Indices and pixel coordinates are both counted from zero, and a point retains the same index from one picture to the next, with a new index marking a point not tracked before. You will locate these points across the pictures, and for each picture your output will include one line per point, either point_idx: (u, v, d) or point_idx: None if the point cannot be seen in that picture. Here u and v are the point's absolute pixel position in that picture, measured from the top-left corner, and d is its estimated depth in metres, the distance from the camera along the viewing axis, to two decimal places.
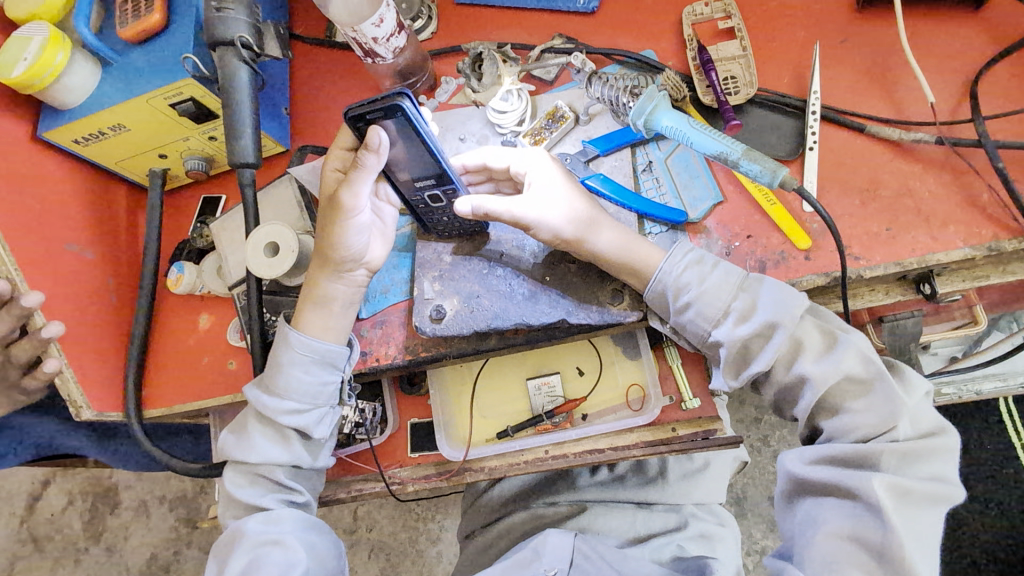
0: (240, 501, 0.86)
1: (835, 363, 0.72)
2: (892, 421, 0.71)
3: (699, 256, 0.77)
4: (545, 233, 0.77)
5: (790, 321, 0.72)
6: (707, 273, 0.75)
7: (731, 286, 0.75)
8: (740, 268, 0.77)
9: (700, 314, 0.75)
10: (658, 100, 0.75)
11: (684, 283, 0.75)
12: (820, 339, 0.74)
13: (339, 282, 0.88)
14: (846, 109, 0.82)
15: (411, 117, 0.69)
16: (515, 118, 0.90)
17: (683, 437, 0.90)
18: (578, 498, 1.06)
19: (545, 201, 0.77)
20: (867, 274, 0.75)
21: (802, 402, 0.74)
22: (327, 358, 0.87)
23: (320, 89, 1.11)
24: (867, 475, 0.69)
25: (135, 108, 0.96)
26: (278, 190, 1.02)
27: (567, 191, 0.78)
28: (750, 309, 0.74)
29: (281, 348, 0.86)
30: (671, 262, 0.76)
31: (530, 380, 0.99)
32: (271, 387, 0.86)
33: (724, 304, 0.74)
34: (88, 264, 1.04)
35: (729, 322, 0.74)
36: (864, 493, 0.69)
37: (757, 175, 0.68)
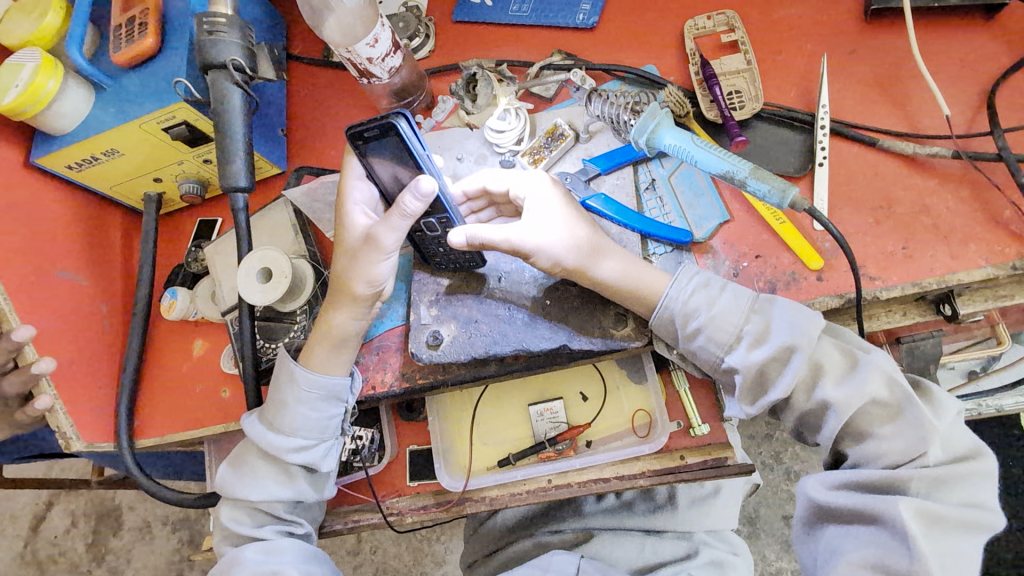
0: (237, 532, 0.83)
1: (858, 388, 0.67)
2: (921, 447, 0.67)
3: (706, 278, 0.74)
4: (546, 259, 0.74)
5: (808, 343, 0.68)
6: (715, 296, 0.72)
7: (742, 309, 0.71)
8: (749, 289, 0.74)
9: (712, 339, 0.72)
10: (661, 118, 0.72)
11: (693, 309, 0.72)
12: (840, 361, 0.70)
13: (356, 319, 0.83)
14: (856, 122, 0.79)
15: (406, 137, 0.67)
16: (514, 138, 0.88)
17: (693, 465, 0.86)
18: (584, 525, 1.02)
19: (546, 227, 0.73)
20: (883, 295, 0.71)
21: (825, 428, 0.70)
22: (335, 394, 0.84)
23: (318, 109, 1.10)
24: (892, 498, 0.65)
25: (129, 133, 0.95)
26: (273, 213, 1.00)
27: (567, 218, 0.75)
28: (763, 333, 0.70)
29: (286, 387, 0.83)
30: (677, 287, 0.73)
31: (531, 406, 0.95)
32: (276, 425, 0.83)
33: (736, 327, 0.71)
34: (82, 291, 1.02)
35: (743, 347, 0.70)
36: (890, 519, 0.65)
37: (766, 195, 0.65)
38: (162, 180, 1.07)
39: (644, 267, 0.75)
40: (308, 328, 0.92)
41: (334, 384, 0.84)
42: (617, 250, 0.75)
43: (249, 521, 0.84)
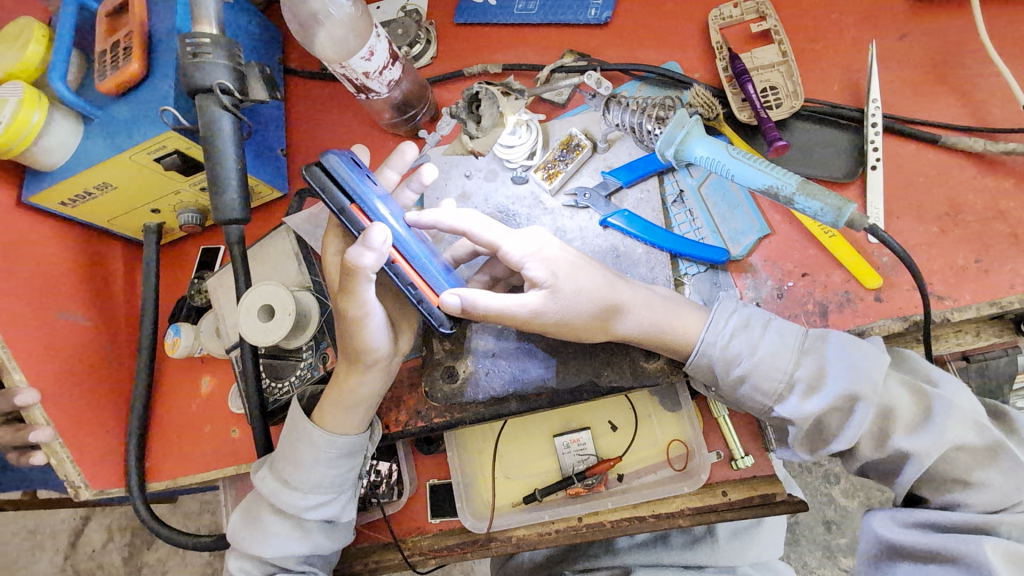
0: None
1: (936, 438, 0.59)
2: (1017, 496, 0.60)
3: (746, 317, 0.65)
4: (574, 324, 0.65)
5: (872, 391, 0.60)
6: (757, 339, 0.64)
7: (791, 350, 0.63)
8: (798, 325, 0.65)
9: (758, 388, 0.64)
10: (690, 127, 0.64)
11: (733, 355, 0.64)
12: (910, 405, 0.62)
13: (366, 379, 0.76)
14: (913, 117, 0.70)
15: (343, 171, 0.63)
16: (525, 152, 0.80)
17: (736, 503, 0.78)
18: (619, 563, 0.96)
19: (568, 291, 0.63)
20: (955, 316, 0.63)
21: (903, 476, 0.62)
22: (354, 449, 0.79)
23: (317, 125, 1.04)
24: (977, 537, 0.58)
25: (120, 165, 0.90)
26: (275, 242, 0.94)
27: (579, 274, 0.64)
28: (818, 379, 0.62)
29: (302, 445, 0.77)
30: (713, 330, 0.65)
31: (556, 437, 0.87)
32: (293, 483, 0.77)
33: (786, 374, 0.63)
34: (84, 331, 0.98)
35: (795, 396, 0.62)
36: (975, 561, 0.57)
37: (818, 213, 0.57)
38: (160, 211, 1.02)
39: (675, 311, 0.66)
40: (314, 365, 0.87)
41: (352, 442, 0.78)
42: (642, 296, 0.66)
43: (258, 571, 0.79)
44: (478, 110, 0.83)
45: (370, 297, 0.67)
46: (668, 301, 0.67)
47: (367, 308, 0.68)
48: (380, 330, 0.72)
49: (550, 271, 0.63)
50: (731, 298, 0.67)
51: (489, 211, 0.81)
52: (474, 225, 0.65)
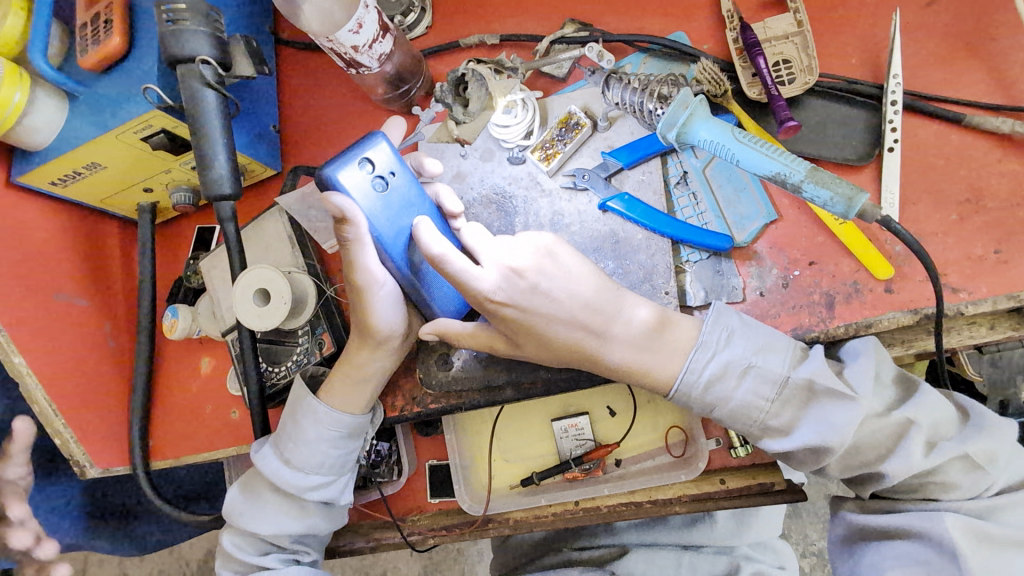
0: (241, 560, 0.79)
1: (906, 464, 0.57)
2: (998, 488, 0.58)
3: (723, 366, 0.61)
4: (549, 357, 0.64)
5: (842, 445, 0.57)
6: (732, 389, 0.61)
7: (766, 398, 0.60)
8: (780, 367, 0.60)
9: (731, 430, 0.63)
10: (695, 107, 0.59)
11: (707, 404, 0.62)
12: (883, 434, 0.58)
13: (376, 356, 0.75)
14: (936, 94, 0.65)
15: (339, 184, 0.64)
16: (521, 131, 0.77)
17: (734, 491, 0.77)
18: (618, 541, 0.96)
19: (542, 331, 0.62)
20: (969, 310, 0.60)
21: (868, 484, 0.61)
22: (357, 431, 0.78)
23: (310, 100, 1.00)
24: (936, 513, 0.57)
25: (107, 145, 0.87)
26: (268, 223, 0.92)
27: (541, 331, 0.62)
28: (790, 425, 0.60)
29: (308, 423, 0.77)
30: (687, 381, 0.62)
31: (555, 421, 0.86)
32: (292, 462, 0.77)
33: (760, 420, 0.61)
34: (82, 313, 0.98)
35: (767, 440, 0.61)
36: (936, 536, 0.57)
37: (828, 203, 0.54)
38: (153, 189, 1.00)
39: (648, 355, 0.62)
40: (310, 350, 0.86)
41: (354, 423, 0.78)
42: (621, 337, 0.62)
43: (253, 550, 0.80)
44: (465, 93, 0.82)
45: (371, 262, 0.66)
46: (652, 342, 0.62)
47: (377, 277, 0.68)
48: (391, 303, 0.71)
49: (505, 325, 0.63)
50: (709, 344, 0.61)
51: (485, 193, 0.78)
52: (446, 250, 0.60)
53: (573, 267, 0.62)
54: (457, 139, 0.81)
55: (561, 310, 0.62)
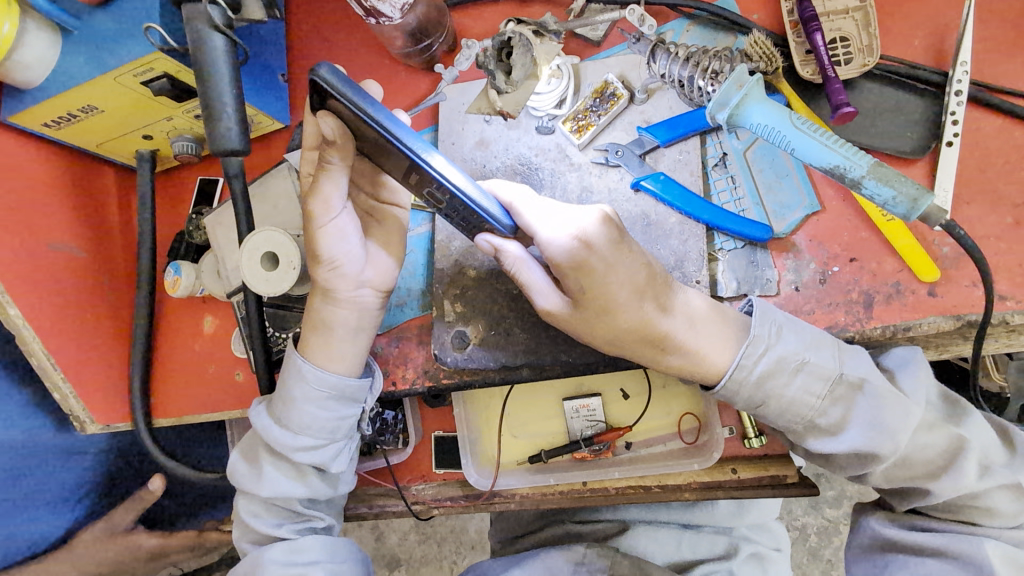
0: (257, 527, 0.78)
1: (955, 483, 0.57)
2: None
3: (779, 360, 0.58)
4: (605, 327, 0.59)
5: (891, 450, 0.57)
6: (785, 384, 0.58)
7: (816, 397, 0.58)
8: (835, 363, 0.58)
9: (776, 425, 0.61)
10: (750, 88, 0.55)
11: (758, 398, 0.60)
12: (934, 449, 0.58)
13: (339, 306, 0.72)
14: (1001, 86, 0.61)
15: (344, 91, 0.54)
16: (554, 100, 0.72)
17: (746, 482, 0.77)
18: (619, 516, 0.97)
19: (607, 295, 0.58)
20: (1015, 318, 0.58)
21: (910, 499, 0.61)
22: (346, 395, 0.74)
23: (322, 48, 0.93)
24: (980, 539, 0.58)
25: (104, 87, 0.81)
26: (277, 181, 0.87)
27: (611, 300, 0.58)
28: (838, 426, 0.59)
29: (292, 381, 0.73)
30: (741, 370, 0.59)
31: (566, 401, 0.85)
32: (283, 421, 0.74)
33: (809, 417, 0.59)
34: (79, 264, 0.94)
35: (812, 437, 0.59)
36: (975, 561, 0.57)
37: (888, 203, 0.51)
38: (153, 137, 0.94)
39: (706, 335, 0.59)
40: None
41: (342, 383, 0.74)
42: (680, 315, 0.59)
43: (265, 514, 0.78)
44: (509, 59, 0.73)
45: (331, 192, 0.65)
46: (711, 326, 0.60)
47: (333, 212, 0.66)
48: (346, 240, 0.68)
49: (576, 285, 0.57)
50: (762, 338, 0.58)
51: (509, 162, 0.74)
52: (523, 201, 0.60)
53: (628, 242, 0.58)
54: (500, 113, 0.75)
55: (635, 276, 0.58)
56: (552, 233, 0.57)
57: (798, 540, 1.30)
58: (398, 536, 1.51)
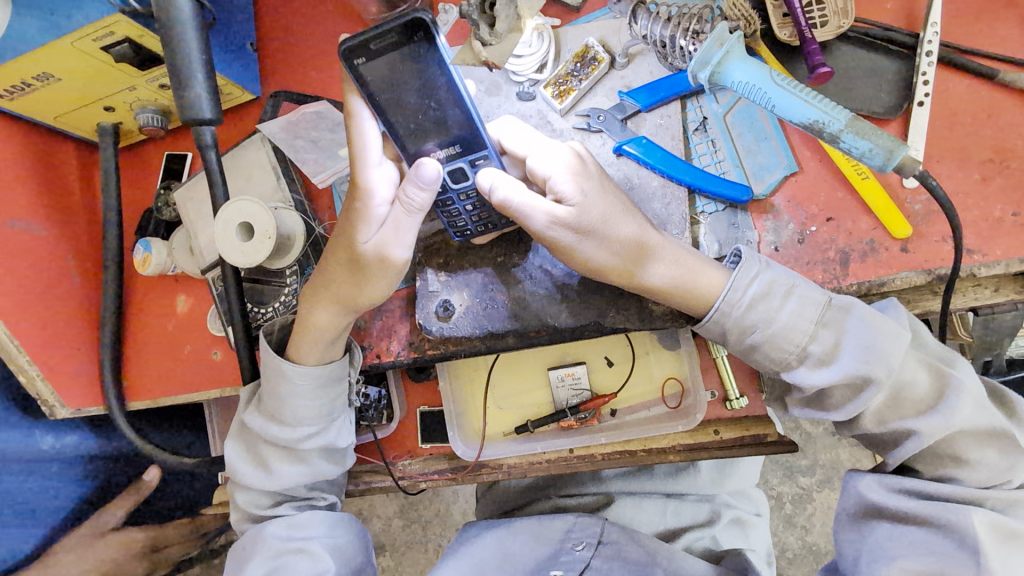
0: (259, 513, 0.77)
1: (944, 420, 0.57)
2: (1009, 475, 0.60)
3: (768, 285, 0.60)
4: (600, 245, 0.60)
5: (885, 374, 0.58)
6: (777, 309, 0.60)
7: (808, 322, 0.60)
8: (820, 291, 0.61)
9: (770, 356, 0.61)
10: (731, 45, 0.55)
11: (748, 325, 0.61)
12: (925, 388, 0.59)
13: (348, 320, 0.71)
14: (969, 47, 0.63)
15: (434, 34, 0.54)
16: (535, 64, 0.71)
17: (727, 442, 0.80)
18: (603, 490, 0.98)
19: (604, 210, 0.60)
20: (981, 272, 0.60)
21: (897, 451, 0.61)
22: (330, 379, 0.74)
23: (293, 16, 0.90)
24: (965, 508, 0.58)
25: (60, 53, 0.76)
26: (249, 153, 0.85)
27: (609, 209, 0.60)
28: (831, 354, 0.60)
29: (277, 380, 0.72)
30: (734, 292, 0.60)
31: (551, 370, 0.86)
32: (279, 417, 0.74)
33: (800, 344, 0.60)
34: (41, 244, 0.90)
35: (804, 367, 0.60)
36: (959, 529, 0.58)
37: (866, 155, 0.52)
38: (115, 109, 0.90)
39: (690, 262, 0.61)
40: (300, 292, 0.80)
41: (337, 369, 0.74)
42: (667, 240, 0.62)
43: (268, 501, 0.77)
44: None
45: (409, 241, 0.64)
46: (697, 256, 0.63)
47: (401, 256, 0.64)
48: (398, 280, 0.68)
49: (580, 184, 0.59)
50: (753, 262, 0.60)
51: None
52: (509, 134, 0.64)
53: (608, 180, 0.62)
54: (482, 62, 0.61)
55: (618, 196, 0.62)
56: (546, 158, 0.60)
57: (774, 508, 1.34)
58: (383, 521, 1.51)
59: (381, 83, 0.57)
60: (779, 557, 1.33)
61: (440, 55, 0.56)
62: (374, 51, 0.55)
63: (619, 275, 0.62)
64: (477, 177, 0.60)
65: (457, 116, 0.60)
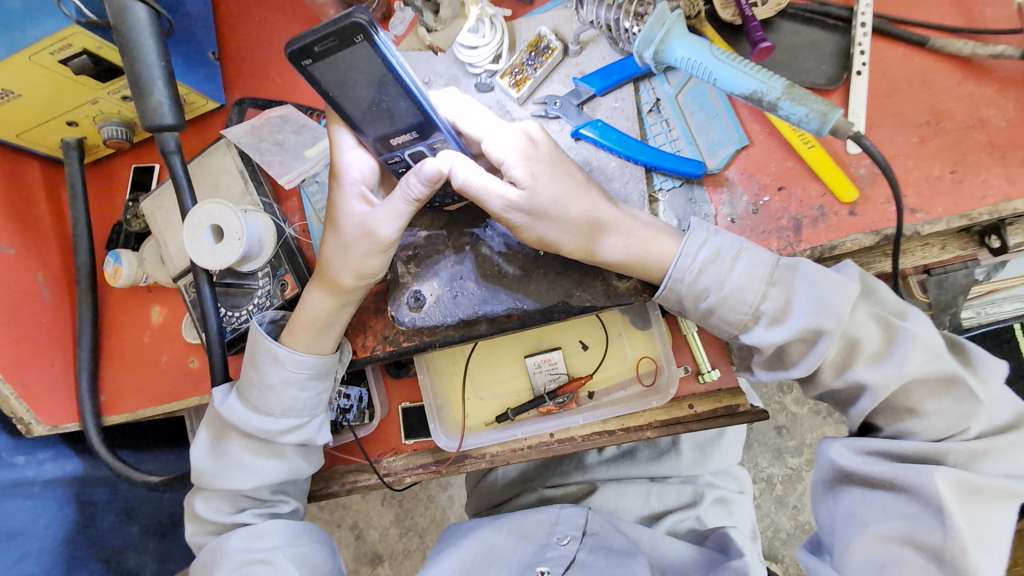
0: (216, 520, 0.77)
1: (895, 369, 0.60)
2: (965, 424, 0.60)
3: (717, 249, 0.63)
4: (558, 218, 0.63)
5: (835, 326, 0.59)
6: (727, 271, 0.62)
7: (759, 282, 0.62)
8: (767, 252, 0.63)
9: (725, 318, 0.64)
10: (671, 24, 0.58)
11: (701, 289, 0.63)
12: (877, 338, 0.62)
13: (340, 309, 0.73)
14: (901, 18, 0.66)
15: (374, 39, 0.54)
16: (489, 55, 0.72)
17: (702, 414, 0.82)
18: (589, 478, 0.99)
19: (558, 187, 0.62)
20: (925, 230, 0.63)
21: (858, 406, 0.63)
22: (324, 370, 0.76)
23: (254, 23, 0.91)
24: (927, 468, 0.59)
25: (18, 69, 0.76)
26: (216, 159, 0.85)
27: (559, 187, 0.63)
28: (784, 311, 0.62)
29: (265, 368, 0.75)
30: (685, 257, 0.63)
31: (528, 357, 0.87)
32: (262, 408, 0.75)
33: (753, 304, 0.62)
34: (9, 263, 0.89)
35: (759, 325, 0.63)
36: (926, 491, 0.58)
37: (802, 120, 0.55)
38: (78, 123, 0.90)
39: (644, 232, 0.64)
40: (272, 292, 0.81)
41: (322, 364, 0.76)
42: (622, 211, 0.65)
43: (229, 507, 0.78)
44: None
45: (388, 211, 0.66)
46: (652, 225, 0.65)
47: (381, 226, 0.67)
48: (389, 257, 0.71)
49: (531, 166, 0.62)
50: (702, 227, 0.63)
51: None
52: (464, 114, 0.65)
53: (563, 159, 0.64)
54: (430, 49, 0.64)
55: (574, 176, 0.64)
56: (500, 140, 0.63)
57: (765, 489, 1.36)
58: (379, 531, 1.51)
59: (331, 78, 0.58)
60: (773, 538, 1.35)
61: (382, 56, 0.55)
62: (319, 53, 0.55)
63: (577, 249, 0.64)
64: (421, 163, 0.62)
65: (408, 106, 0.61)
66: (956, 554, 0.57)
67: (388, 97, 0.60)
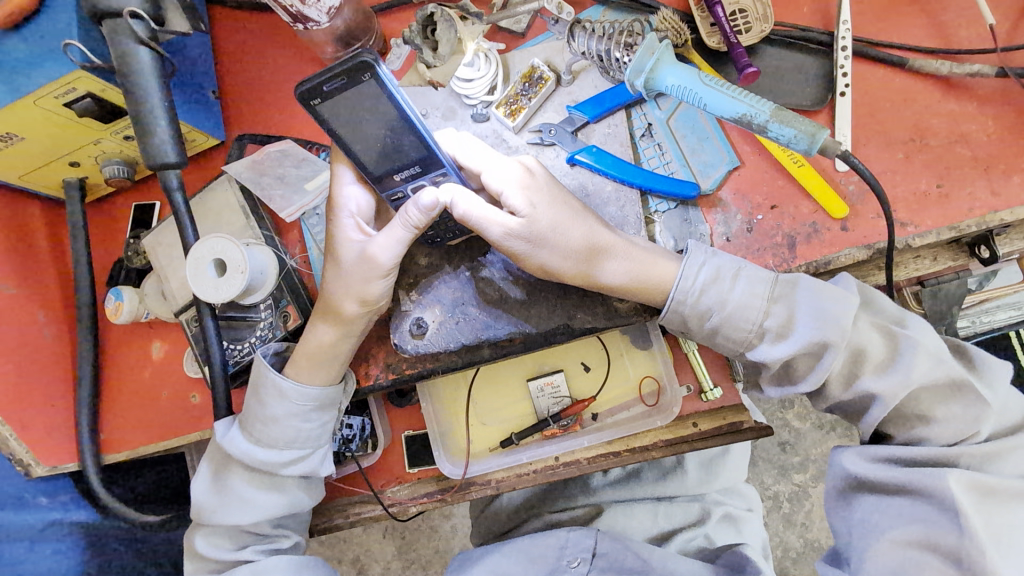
0: (217, 558, 0.76)
1: (903, 378, 0.60)
2: (976, 428, 0.61)
3: (717, 268, 0.64)
4: (561, 244, 0.64)
5: (839, 337, 0.60)
6: (729, 290, 0.63)
7: (760, 299, 0.63)
8: (765, 270, 0.64)
9: (730, 336, 0.64)
10: (661, 52, 0.60)
11: (704, 308, 0.64)
12: (880, 348, 0.63)
13: (344, 339, 0.73)
14: (880, 40, 0.69)
15: (382, 77, 0.57)
16: (485, 86, 0.74)
17: (707, 432, 0.82)
18: (595, 500, 0.98)
19: (559, 213, 0.64)
20: (916, 242, 0.65)
21: (868, 416, 0.63)
22: (327, 402, 0.76)
23: (252, 62, 0.93)
24: (941, 471, 0.59)
25: (23, 113, 0.78)
26: (218, 194, 0.86)
27: (559, 215, 0.64)
28: (788, 326, 0.63)
29: (268, 401, 0.74)
30: (686, 278, 0.64)
31: (531, 381, 0.87)
32: (267, 441, 0.75)
33: (756, 321, 0.63)
34: (11, 303, 0.89)
35: (764, 342, 0.63)
36: (940, 493, 0.59)
37: (791, 141, 0.57)
38: (80, 164, 0.91)
39: (644, 255, 0.65)
40: (275, 324, 0.81)
41: (325, 394, 0.76)
42: (621, 235, 0.66)
43: (230, 544, 0.76)
44: (434, 35, 0.76)
45: (387, 240, 0.68)
46: (651, 249, 0.66)
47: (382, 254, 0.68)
48: (389, 284, 0.71)
49: (531, 196, 0.64)
50: (699, 249, 0.65)
51: None
52: (462, 149, 0.67)
53: (560, 187, 0.66)
54: (430, 83, 0.77)
55: (573, 203, 0.66)
56: (500, 171, 0.64)
57: (772, 507, 1.35)
58: (381, 564, 1.48)
59: (340, 118, 0.61)
60: (783, 557, 1.33)
61: (388, 91, 0.58)
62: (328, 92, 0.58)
63: (580, 274, 0.65)
64: (419, 197, 0.63)
65: (412, 141, 0.63)
66: (973, 555, 0.57)
67: (391, 132, 0.62)
